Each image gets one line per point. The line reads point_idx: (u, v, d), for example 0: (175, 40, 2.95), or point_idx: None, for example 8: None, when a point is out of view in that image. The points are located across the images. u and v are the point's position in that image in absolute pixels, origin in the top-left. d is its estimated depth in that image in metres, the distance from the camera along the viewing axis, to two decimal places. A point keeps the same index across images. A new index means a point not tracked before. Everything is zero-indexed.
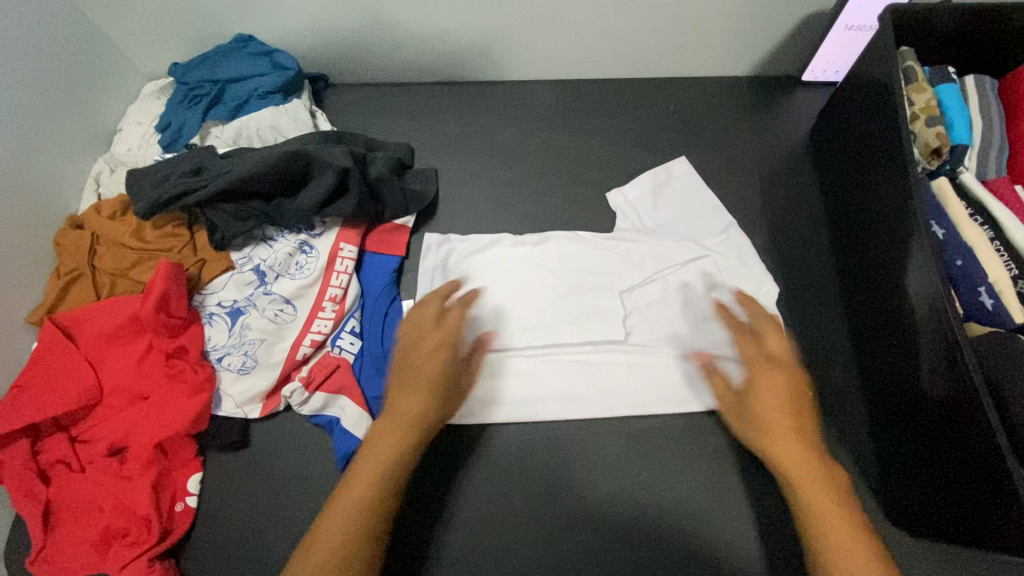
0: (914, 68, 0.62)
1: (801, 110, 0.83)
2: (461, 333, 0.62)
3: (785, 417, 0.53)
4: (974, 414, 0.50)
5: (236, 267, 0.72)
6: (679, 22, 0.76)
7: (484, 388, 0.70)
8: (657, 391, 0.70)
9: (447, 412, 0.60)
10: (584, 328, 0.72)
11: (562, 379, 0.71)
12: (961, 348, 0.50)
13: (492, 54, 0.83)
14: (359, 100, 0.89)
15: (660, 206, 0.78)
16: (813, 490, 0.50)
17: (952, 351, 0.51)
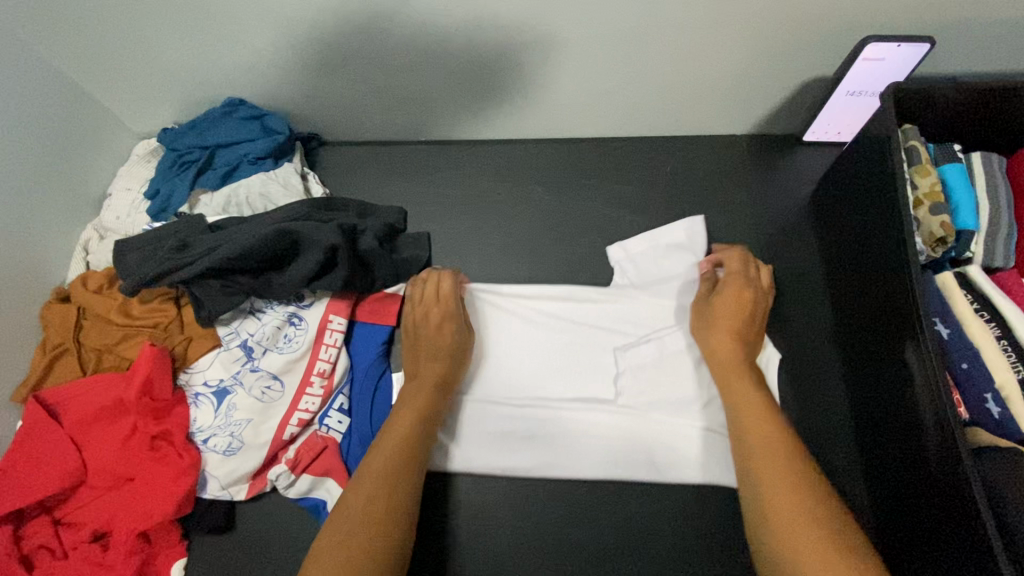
0: (918, 147, 0.59)
1: (798, 172, 0.82)
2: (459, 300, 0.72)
3: (731, 328, 0.66)
4: (975, 534, 0.47)
5: (223, 343, 0.70)
6: (674, 84, 0.75)
7: (470, 443, 0.70)
8: (645, 458, 0.68)
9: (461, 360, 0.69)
10: (574, 384, 0.72)
11: (548, 435, 0.70)
12: (965, 463, 0.48)
13: (483, 116, 0.82)
14: (351, 159, 0.88)
15: (660, 258, 0.76)
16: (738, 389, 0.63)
17: (955, 462, 0.49)
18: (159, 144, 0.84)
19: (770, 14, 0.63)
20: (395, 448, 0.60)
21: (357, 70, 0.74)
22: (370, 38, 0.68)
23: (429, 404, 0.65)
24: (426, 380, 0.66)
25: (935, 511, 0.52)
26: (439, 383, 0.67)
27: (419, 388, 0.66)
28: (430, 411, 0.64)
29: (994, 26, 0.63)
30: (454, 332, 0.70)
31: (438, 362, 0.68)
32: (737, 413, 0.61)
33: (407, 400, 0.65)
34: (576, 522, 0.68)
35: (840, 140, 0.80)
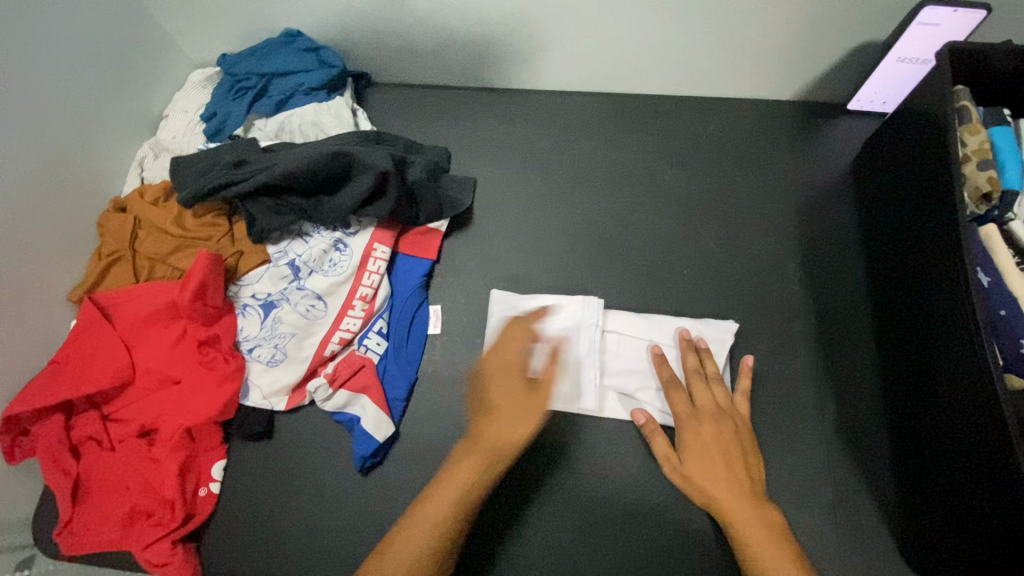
0: (970, 107, 0.60)
1: (842, 138, 0.81)
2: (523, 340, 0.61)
3: (733, 458, 0.59)
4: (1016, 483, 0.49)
5: (272, 261, 0.73)
6: (732, 39, 0.75)
7: None
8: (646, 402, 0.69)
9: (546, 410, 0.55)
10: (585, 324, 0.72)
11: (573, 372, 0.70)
12: (1004, 408, 0.50)
13: (533, 63, 0.83)
14: (399, 100, 0.89)
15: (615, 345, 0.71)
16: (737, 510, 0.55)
17: (995, 412, 0.51)
18: (216, 72, 0.86)
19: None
20: (434, 510, 0.52)
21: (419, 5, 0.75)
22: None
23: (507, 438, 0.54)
24: (511, 413, 0.55)
25: (969, 457, 0.54)
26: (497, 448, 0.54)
27: (507, 416, 0.55)
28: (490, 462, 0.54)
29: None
30: (513, 380, 0.57)
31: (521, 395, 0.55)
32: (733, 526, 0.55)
33: (491, 433, 0.54)
34: (601, 458, 0.68)
35: (886, 110, 0.80)
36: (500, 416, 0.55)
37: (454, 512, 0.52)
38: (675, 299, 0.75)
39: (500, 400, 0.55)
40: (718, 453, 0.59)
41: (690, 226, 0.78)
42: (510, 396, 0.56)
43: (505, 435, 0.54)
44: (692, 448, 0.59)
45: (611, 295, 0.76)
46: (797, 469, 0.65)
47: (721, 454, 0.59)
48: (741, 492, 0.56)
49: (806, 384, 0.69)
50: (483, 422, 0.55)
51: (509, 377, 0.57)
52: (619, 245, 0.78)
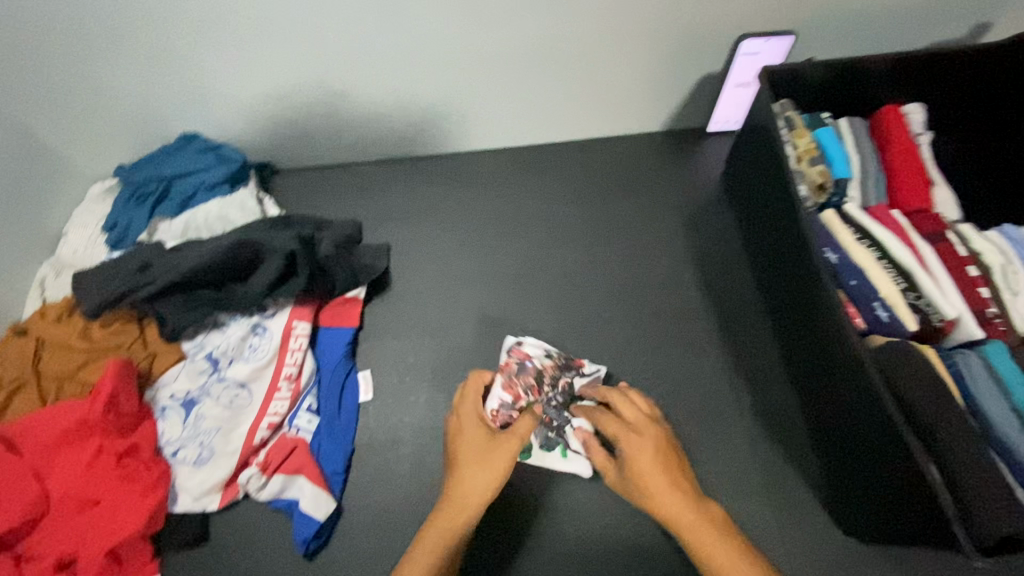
0: (794, 116, 0.71)
1: (708, 157, 0.91)
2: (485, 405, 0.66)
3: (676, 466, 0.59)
4: (890, 428, 0.52)
5: (188, 357, 0.73)
6: (605, 83, 0.84)
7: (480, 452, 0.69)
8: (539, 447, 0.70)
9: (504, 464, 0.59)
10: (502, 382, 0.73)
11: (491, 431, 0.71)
12: (867, 367, 0.53)
13: (426, 132, 0.89)
14: (306, 183, 0.93)
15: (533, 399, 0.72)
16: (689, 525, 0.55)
17: (861, 374, 0.54)
18: (115, 182, 0.87)
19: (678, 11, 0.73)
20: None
21: (315, 93, 0.80)
22: (327, 57, 0.74)
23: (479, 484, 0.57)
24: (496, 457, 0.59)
25: (855, 423, 0.57)
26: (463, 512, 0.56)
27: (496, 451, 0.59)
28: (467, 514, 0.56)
29: (853, 15, 0.77)
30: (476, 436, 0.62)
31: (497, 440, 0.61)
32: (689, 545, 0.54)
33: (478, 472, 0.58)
34: (548, 490, 0.70)
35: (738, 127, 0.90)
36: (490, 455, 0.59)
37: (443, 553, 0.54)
38: (590, 323, 0.79)
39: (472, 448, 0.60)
40: (661, 463, 0.58)
41: (593, 255, 0.84)
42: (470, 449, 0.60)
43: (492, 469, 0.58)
44: (642, 459, 0.59)
45: (532, 332, 0.79)
46: (729, 462, 0.68)
47: (661, 465, 0.58)
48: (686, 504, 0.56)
49: (721, 381, 0.73)
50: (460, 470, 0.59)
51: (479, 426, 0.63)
52: (539, 283, 0.83)
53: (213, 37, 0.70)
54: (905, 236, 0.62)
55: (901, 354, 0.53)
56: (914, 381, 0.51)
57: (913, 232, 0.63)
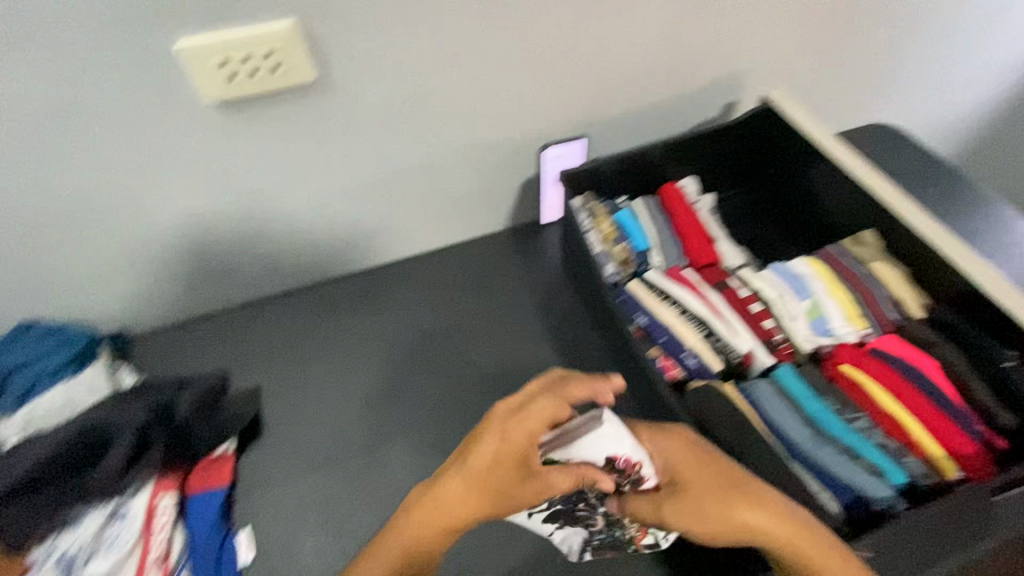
0: (595, 205, 0.83)
1: (549, 245, 1.02)
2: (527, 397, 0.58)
3: (709, 454, 0.56)
4: (707, 464, 0.60)
5: (32, 570, 0.65)
6: (438, 196, 0.93)
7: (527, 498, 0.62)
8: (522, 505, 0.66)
9: (506, 481, 0.55)
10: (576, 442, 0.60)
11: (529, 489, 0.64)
12: (678, 415, 0.62)
13: (282, 271, 0.93)
14: (165, 344, 0.90)
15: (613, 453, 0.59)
16: (742, 511, 0.52)
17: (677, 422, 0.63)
18: None
19: (477, 133, 0.86)
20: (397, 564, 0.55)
21: (155, 254, 0.82)
22: (157, 216, 0.78)
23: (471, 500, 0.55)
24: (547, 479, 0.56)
25: None
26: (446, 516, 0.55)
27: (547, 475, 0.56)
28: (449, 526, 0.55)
29: (627, 114, 0.93)
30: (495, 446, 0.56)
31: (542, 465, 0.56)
32: (751, 534, 0.52)
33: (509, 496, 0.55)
34: None
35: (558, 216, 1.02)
36: (545, 480, 0.56)
37: (417, 545, 0.55)
38: (466, 421, 0.82)
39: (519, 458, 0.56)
40: (694, 459, 0.56)
41: (459, 353, 0.89)
42: (483, 458, 0.56)
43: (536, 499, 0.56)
44: (685, 461, 0.57)
45: (412, 443, 0.80)
46: None
47: (695, 460, 0.56)
48: (731, 484, 0.54)
49: None
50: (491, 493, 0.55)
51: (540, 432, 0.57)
52: (412, 392, 0.85)
53: (33, 220, 0.73)
54: (700, 289, 0.73)
55: (712, 402, 0.62)
56: (719, 418, 0.61)
57: (704, 286, 0.74)
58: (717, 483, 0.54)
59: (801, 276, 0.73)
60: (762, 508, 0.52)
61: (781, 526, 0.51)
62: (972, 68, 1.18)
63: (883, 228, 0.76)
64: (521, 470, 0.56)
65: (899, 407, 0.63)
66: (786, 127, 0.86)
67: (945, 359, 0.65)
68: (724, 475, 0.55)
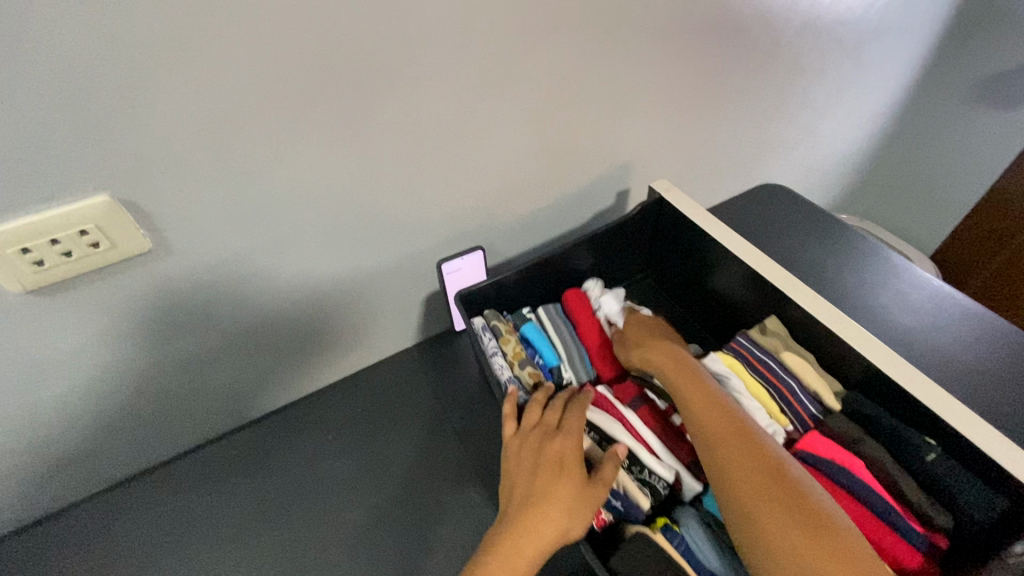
0: (498, 323, 0.79)
1: (463, 355, 0.95)
2: (539, 404, 0.66)
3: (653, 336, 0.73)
4: None
5: None
6: (333, 328, 0.86)
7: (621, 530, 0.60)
8: None
9: (540, 473, 0.58)
10: None
11: None
12: None
13: (159, 439, 0.80)
14: (15, 553, 0.75)
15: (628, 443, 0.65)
16: (679, 381, 0.66)
17: None
18: None
19: (364, 262, 0.80)
20: None
21: None
22: None
23: (542, 508, 0.55)
24: (564, 494, 0.56)
25: None
26: (527, 517, 0.55)
27: (552, 490, 0.57)
28: (523, 536, 0.54)
29: (518, 216, 0.91)
30: (552, 420, 0.63)
31: (557, 471, 0.58)
32: (682, 395, 0.64)
33: (525, 529, 0.54)
34: None
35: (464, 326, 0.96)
36: (548, 491, 0.57)
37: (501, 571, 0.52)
38: None
39: (523, 491, 0.57)
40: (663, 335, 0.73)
41: (376, 499, 0.79)
42: (534, 458, 0.60)
43: (556, 525, 0.54)
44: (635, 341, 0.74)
45: None
46: None
47: (644, 341, 0.73)
48: (664, 362, 0.69)
49: None
50: (516, 538, 0.54)
51: (547, 449, 0.60)
52: (317, 562, 0.74)
53: None
54: (614, 407, 0.68)
55: (634, 550, 0.56)
56: None
57: (619, 402, 0.69)
58: (658, 356, 0.69)
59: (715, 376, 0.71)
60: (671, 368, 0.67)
61: (693, 388, 0.64)
62: (832, 128, 1.27)
63: (780, 311, 0.75)
64: (576, 437, 0.61)
65: None
66: (676, 216, 0.86)
67: (870, 458, 0.62)
68: (667, 345, 0.71)
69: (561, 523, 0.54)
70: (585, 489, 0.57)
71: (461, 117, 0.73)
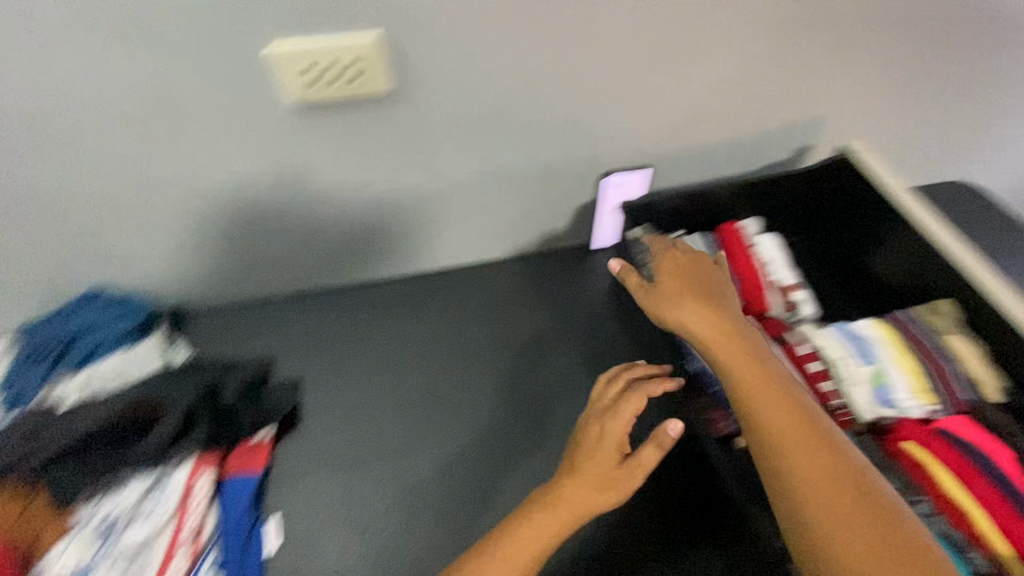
0: (652, 241, 0.85)
1: (600, 269, 1.01)
2: (604, 381, 0.72)
3: (684, 289, 0.69)
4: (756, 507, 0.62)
5: (80, 523, 0.70)
6: (496, 212, 0.93)
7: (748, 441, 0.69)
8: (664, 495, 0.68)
9: (584, 445, 0.66)
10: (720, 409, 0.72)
11: None
12: None
13: (336, 267, 0.94)
14: (219, 322, 0.93)
15: None
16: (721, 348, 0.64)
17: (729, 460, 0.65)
18: (14, 344, 0.84)
19: (543, 156, 0.85)
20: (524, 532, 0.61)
21: (224, 238, 0.84)
22: (232, 204, 0.80)
23: (575, 477, 0.63)
24: (601, 464, 0.64)
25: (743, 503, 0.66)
26: (571, 479, 0.63)
27: (590, 460, 0.64)
28: (554, 499, 0.62)
29: (694, 147, 0.91)
30: (609, 396, 0.70)
31: (599, 444, 0.65)
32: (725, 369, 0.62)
33: (561, 491, 0.63)
34: None
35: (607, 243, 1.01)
36: (588, 461, 0.64)
37: (534, 521, 0.61)
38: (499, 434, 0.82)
39: (571, 460, 0.66)
40: (693, 288, 0.69)
41: (502, 365, 0.89)
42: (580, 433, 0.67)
43: (591, 491, 0.62)
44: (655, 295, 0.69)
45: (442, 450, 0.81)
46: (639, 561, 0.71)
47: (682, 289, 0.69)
48: (699, 319, 0.66)
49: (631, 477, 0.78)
50: (553, 498, 0.62)
51: (594, 424, 0.67)
52: (442, 405, 0.85)
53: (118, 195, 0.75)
54: None
55: None
56: None
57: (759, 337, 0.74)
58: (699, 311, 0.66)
59: (866, 340, 0.70)
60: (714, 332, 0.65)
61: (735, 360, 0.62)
62: None
63: (958, 296, 0.71)
64: (626, 410, 0.66)
65: (962, 492, 0.59)
66: (863, 180, 0.83)
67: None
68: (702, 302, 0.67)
69: (593, 491, 0.62)
70: (619, 471, 0.64)
71: (680, 27, 0.73)
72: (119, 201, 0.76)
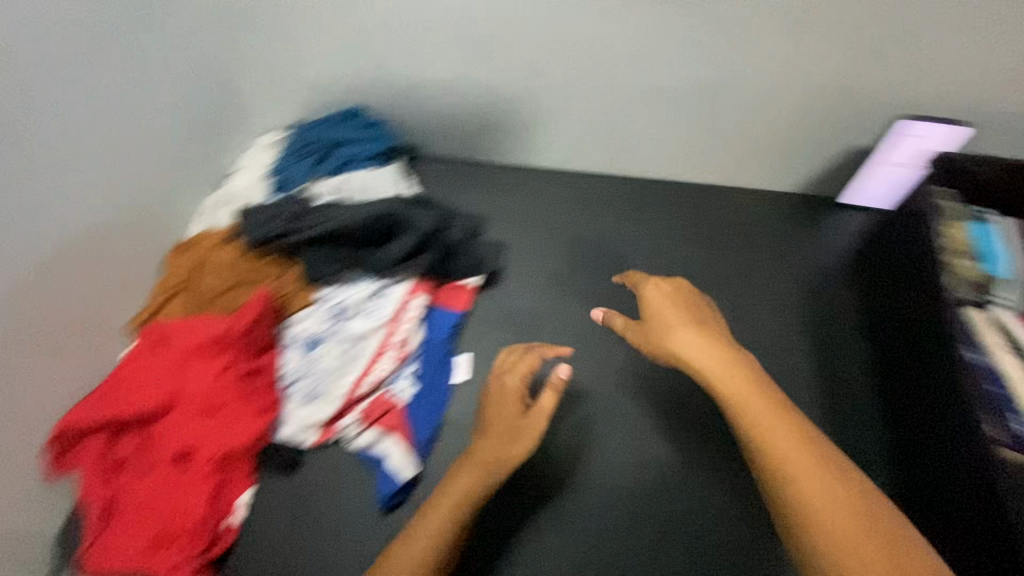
0: (948, 207, 0.74)
1: (841, 230, 0.90)
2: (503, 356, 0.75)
3: (670, 315, 0.59)
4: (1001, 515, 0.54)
5: (321, 300, 0.80)
6: (755, 135, 0.85)
7: None
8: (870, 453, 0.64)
9: (508, 408, 0.68)
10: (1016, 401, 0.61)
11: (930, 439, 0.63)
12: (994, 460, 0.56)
13: (568, 148, 0.93)
14: (445, 169, 0.99)
15: None
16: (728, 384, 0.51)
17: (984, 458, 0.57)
18: (286, 137, 0.95)
19: (846, 81, 0.75)
20: (461, 480, 0.63)
21: (484, 87, 0.85)
22: (508, 54, 0.80)
23: (497, 438, 0.65)
24: (498, 423, 0.66)
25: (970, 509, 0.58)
26: (506, 438, 0.65)
27: (501, 420, 0.66)
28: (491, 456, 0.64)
29: None
30: (514, 366, 0.73)
31: (497, 407, 0.68)
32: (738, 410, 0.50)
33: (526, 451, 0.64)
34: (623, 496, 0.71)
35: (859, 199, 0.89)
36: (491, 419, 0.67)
37: (486, 469, 0.63)
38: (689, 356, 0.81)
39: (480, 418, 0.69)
40: (690, 317, 0.59)
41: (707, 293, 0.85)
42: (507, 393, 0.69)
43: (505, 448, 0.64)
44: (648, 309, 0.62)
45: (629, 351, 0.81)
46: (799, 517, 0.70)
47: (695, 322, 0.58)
48: (703, 347, 0.55)
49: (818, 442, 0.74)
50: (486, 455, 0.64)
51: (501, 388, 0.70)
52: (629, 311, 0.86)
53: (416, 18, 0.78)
54: None
55: None
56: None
57: None
58: (704, 342, 0.55)
59: None
60: (730, 369, 0.52)
61: (761, 404, 0.49)
62: None
63: None
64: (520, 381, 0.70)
65: None
66: None
67: None
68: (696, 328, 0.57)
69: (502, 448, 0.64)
70: (518, 421, 0.66)
71: None
72: (409, 24, 0.79)
